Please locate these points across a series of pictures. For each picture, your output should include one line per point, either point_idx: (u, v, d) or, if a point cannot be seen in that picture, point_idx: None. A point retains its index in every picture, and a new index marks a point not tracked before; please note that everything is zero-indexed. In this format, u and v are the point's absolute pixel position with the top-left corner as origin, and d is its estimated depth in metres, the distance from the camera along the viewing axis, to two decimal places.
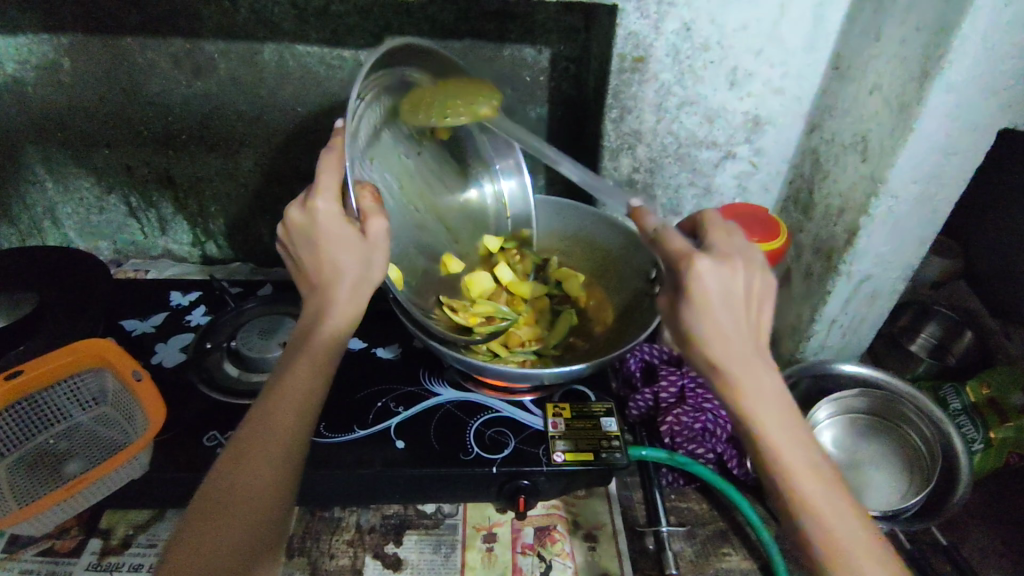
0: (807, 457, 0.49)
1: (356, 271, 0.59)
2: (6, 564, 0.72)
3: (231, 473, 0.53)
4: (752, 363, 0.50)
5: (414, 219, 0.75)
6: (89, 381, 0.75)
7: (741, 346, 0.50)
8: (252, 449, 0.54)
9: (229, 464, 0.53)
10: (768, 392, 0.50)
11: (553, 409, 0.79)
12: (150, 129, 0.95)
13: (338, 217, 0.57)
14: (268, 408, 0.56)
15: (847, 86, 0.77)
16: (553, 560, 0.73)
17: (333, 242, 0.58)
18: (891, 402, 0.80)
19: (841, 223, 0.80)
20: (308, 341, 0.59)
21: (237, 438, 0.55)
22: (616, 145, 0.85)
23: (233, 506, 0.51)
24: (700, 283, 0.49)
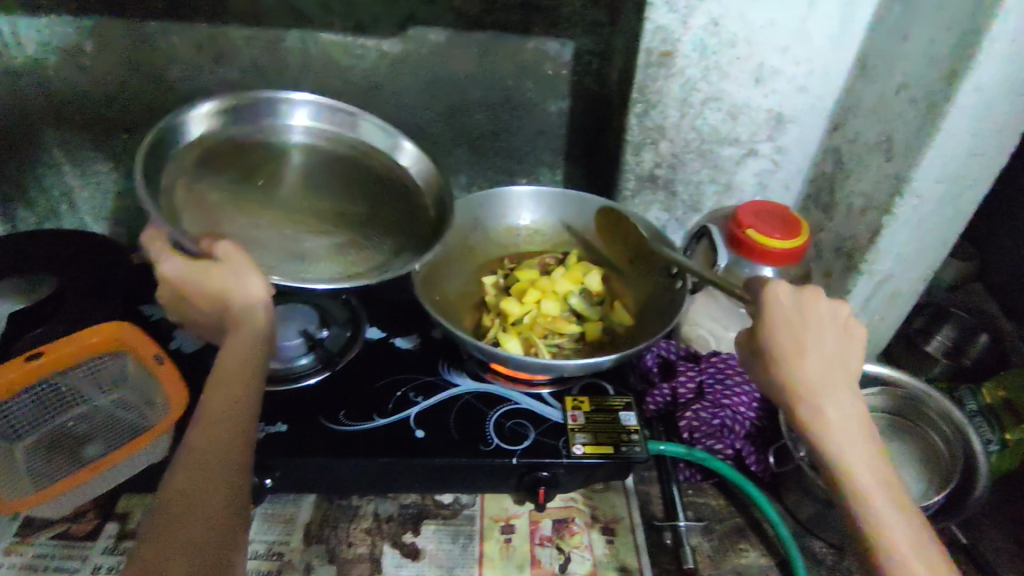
0: (883, 479, 0.52)
1: (256, 307, 0.60)
2: (20, 547, 0.71)
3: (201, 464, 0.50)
4: (829, 387, 0.55)
5: (358, 235, 0.75)
6: (109, 366, 0.74)
7: (820, 359, 0.57)
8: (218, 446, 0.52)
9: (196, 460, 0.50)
10: (845, 403, 0.55)
11: (572, 403, 0.79)
12: (170, 114, 0.95)
13: (180, 264, 0.60)
14: (211, 403, 0.55)
15: (873, 85, 0.77)
16: (572, 552, 0.73)
17: (220, 282, 0.60)
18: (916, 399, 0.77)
19: (863, 222, 0.80)
20: (224, 365, 0.58)
21: (200, 434, 0.52)
22: (639, 140, 0.84)
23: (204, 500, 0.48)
24: (775, 299, 0.59)
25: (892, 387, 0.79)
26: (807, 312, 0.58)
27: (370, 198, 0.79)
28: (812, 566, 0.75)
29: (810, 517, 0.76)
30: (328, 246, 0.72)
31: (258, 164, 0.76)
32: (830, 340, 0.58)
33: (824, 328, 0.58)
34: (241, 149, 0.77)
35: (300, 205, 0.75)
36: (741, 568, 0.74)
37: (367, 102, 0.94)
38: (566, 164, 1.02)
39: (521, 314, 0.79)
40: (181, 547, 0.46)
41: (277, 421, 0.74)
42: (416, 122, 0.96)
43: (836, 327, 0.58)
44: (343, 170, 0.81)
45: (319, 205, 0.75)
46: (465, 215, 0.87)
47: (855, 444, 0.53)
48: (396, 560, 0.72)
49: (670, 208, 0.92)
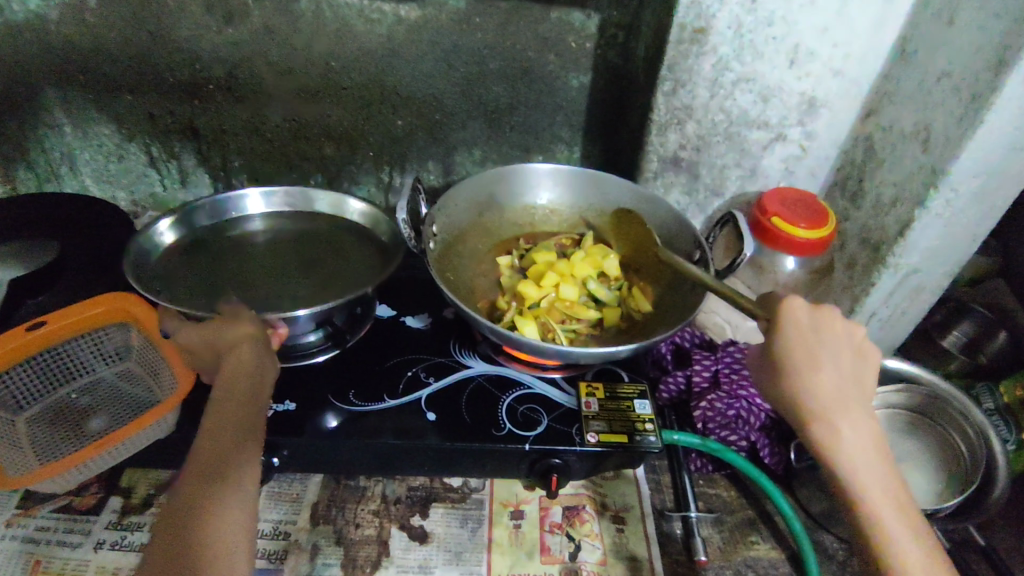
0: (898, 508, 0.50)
1: (247, 344, 0.62)
2: (21, 520, 0.70)
3: (205, 489, 0.52)
4: (844, 410, 0.54)
5: (349, 277, 0.78)
6: (113, 336, 0.72)
7: (837, 381, 0.55)
8: (220, 465, 0.54)
9: (199, 485, 0.52)
10: (863, 426, 0.53)
11: (586, 389, 0.77)
12: (175, 76, 0.91)
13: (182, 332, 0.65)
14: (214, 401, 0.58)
15: (913, 70, 0.74)
16: (582, 541, 0.72)
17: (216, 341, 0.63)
18: (939, 398, 0.75)
19: (893, 213, 0.77)
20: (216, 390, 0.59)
21: (196, 462, 0.54)
22: (666, 119, 0.81)
23: (216, 516, 0.51)
24: (794, 314, 0.57)
25: (915, 385, 0.77)
26: (823, 330, 0.56)
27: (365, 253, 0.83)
28: (823, 561, 0.74)
29: (822, 512, 0.75)
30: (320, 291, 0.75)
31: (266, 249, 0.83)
32: (846, 360, 0.56)
33: (839, 345, 0.56)
34: (245, 240, 0.83)
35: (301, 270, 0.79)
36: (751, 561, 0.73)
37: (381, 69, 0.90)
38: (585, 141, 0.98)
39: (538, 297, 0.77)
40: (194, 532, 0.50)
41: (285, 399, 0.72)
42: (432, 92, 0.93)
43: (851, 345, 0.56)
44: (341, 238, 0.85)
45: (317, 266, 0.80)
46: (481, 191, 0.84)
47: (873, 472, 0.51)
48: (404, 542, 0.71)
49: (692, 191, 0.89)
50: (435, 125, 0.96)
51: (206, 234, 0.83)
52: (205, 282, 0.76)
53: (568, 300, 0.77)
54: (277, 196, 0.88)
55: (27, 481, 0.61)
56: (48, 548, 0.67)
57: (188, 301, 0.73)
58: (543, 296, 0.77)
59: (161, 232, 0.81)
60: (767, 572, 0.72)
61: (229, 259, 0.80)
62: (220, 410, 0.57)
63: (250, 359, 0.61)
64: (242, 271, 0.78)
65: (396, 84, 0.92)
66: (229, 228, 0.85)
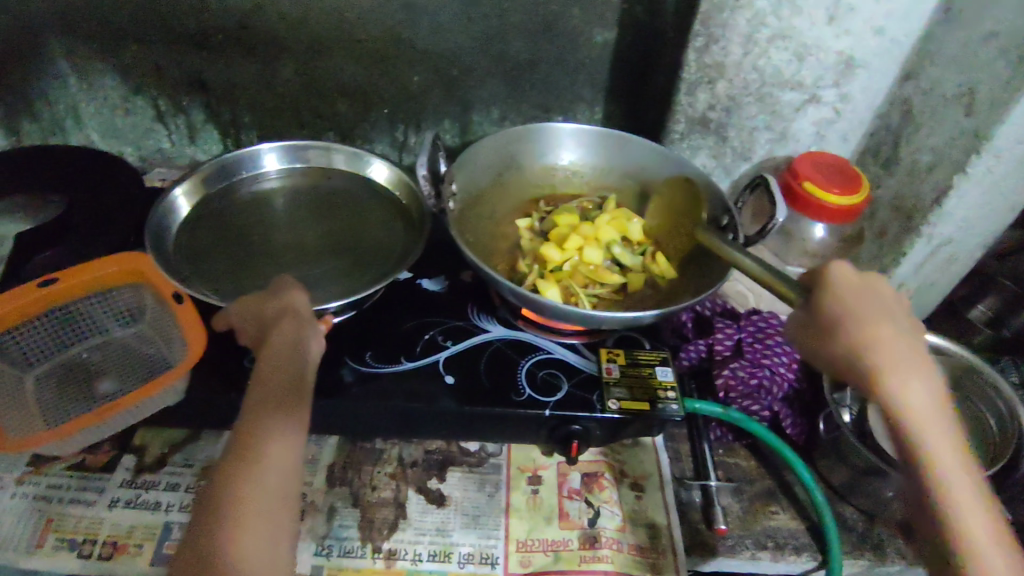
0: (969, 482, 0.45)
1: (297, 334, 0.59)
2: (32, 478, 0.69)
3: (234, 488, 0.51)
4: (909, 371, 0.48)
5: (374, 253, 0.77)
6: (125, 295, 0.70)
7: (897, 343, 0.49)
8: (251, 463, 0.52)
9: (229, 483, 0.51)
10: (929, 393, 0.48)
11: (607, 355, 0.76)
12: (183, 25, 0.87)
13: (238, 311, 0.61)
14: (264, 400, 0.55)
15: (958, 30, 0.71)
16: (601, 507, 0.71)
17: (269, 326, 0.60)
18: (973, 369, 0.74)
19: (929, 181, 0.74)
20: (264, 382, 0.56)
21: (231, 456, 0.52)
22: (695, 77, 0.78)
23: (242, 518, 0.50)
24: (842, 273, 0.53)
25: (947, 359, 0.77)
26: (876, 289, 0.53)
27: (386, 220, 0.81)
28: (843, 532, 0.74)
29: (843, 483, 0.74)
30: (346, 270, 0.75)
31: (282, 212, 0.80)
32: (903, 323, 0.51)
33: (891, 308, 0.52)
34: (263, 204, 0.80)
35: (322, 239, 0.78)
36: (771, 531, 0.73)
37: (398, 21, 0.86)
38: (607, 102, 0.95)
39: (560, 262, 0.74)
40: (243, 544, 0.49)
41: None
42: (450, 47, 0.89)
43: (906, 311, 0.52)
44: (358, 198, 0.83)
45: (339, 236, 0.78)
46: (501, 151, 0.82)
47: (941, 441, 0.46)
48: (422, 505, 0.70)
49: (719, 154, 0.86)
50: (452, 82, 0.93)
51: (218, 194, 0.80)
52: (229, 257, 0.74)
53: (592, 264, 0.75)
54: (291, 151, 0.84)
55: (30, 444, 0.59)
56: (61, 506, 0.67)
57: (217, 283, 0.71)
58: (565, 259, 0.75)
59: (177, 203, 0.77)
60: (786, 541, 0.72)
61: (251, 231, 0.77)
62: (258, 403, 0.55)
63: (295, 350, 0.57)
64: (266, 244, 0.76)
65: (413, 38, 0.88)
66: (246, 190, 0.82)
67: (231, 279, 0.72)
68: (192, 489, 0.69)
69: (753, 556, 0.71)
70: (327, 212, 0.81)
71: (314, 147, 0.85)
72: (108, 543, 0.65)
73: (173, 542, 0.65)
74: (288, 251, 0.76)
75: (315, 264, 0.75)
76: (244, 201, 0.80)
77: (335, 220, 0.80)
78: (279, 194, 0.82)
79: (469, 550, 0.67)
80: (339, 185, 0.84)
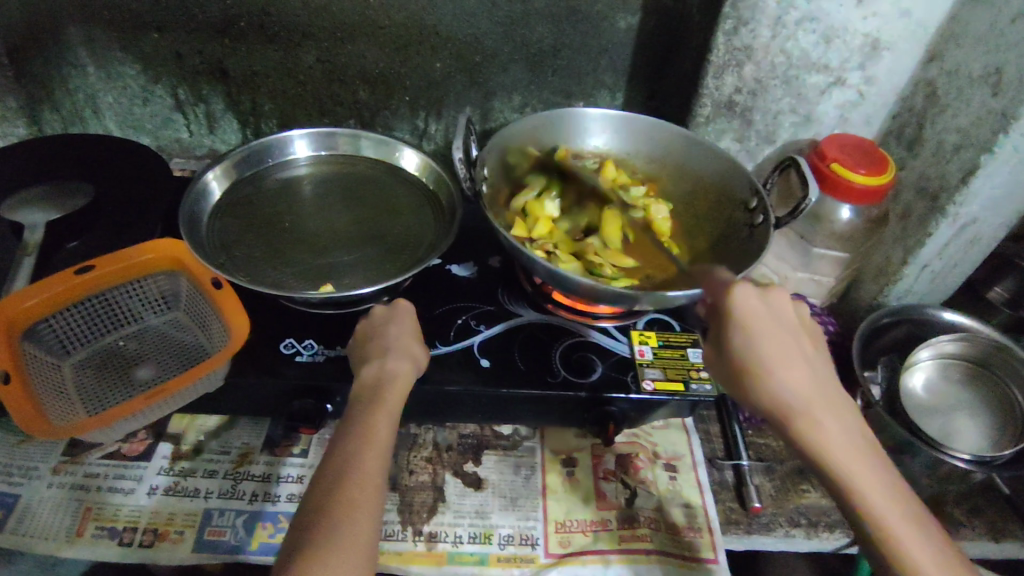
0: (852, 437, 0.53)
1: (400, 366, 0.64)
2: (69, 467, 0.68)
3: (326, 508, 0.54)
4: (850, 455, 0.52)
5: (406, 239, 0.77)
6: (161, 283, 0.70)
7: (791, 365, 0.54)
8: (344, 487, 0.55)
9: (323, 511, 0.54)
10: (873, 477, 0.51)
11: (639, 337, 0.76)
12: (205, 12, 0.86)
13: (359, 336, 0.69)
14: (365, 418, 0.59)
15: (983, 12, 0.72)
16: (637, 487, 0.72)
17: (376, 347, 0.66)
18: (1004, 348, 0.76)
19: (955, 161, 0.75)
20: (369, 399, 0.61)
21: (321, 486, 0.56)
22: (723, 61, 0.79)
23: (334, 535, 0.52)
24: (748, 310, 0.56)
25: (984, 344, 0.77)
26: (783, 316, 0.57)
27: (416, 207, 0.81)
28: None
29: None
30: (379, 257, 0.75)
31: (311, 199, 0.80)
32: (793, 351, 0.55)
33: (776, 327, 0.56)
34: (293, 192, 0.80)
35: (353, 226, 0.78)
36: (804, 508, 0.73)
37: (421, 7, 0.86)
38: (628, 87, 0.95)
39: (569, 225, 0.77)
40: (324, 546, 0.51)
41: (337, 344, 0.71)
42: (472, 33, 0.89)
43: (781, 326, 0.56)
44: (385, 186, 0.83)
45: (369, 224, 0.78)
46: (528, 136, 0.82)
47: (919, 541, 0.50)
48: (459, 488, 0.71)
49: (743, 138, 0.87)
50: (474, 68, 0.93)
51: (248, 182, 0.80)
52: (261, 243, 0.74)
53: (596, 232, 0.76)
54: (321, 139, 0.84)
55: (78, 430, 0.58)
56: (99, 495, 0.67)
57: (251, 271, 0.70)
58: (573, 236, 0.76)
59: (209, 189, 0.77)
60: (819, 518, 0.73)
61: (281, 219, 0.77)
62: (347, 434, 0.59)
63: (404, 379, 0.63)
64: (299, 230, 0.76)
65: (435, 24, 0.87)
66: (274, 177, 0.81)
67: (265, 266, 0.71)
68: (230, 475, 0.69)
69: (787, 534, 0.71)
70: (356, 199, 0.81)
71: (345, 136, 0.85)
72: (149, 530, 0.65)
73: (214, 527, 0.65)
74: (320, 239, 0.76)
75: (347, 251, 0.75)
76: (274, 188, 0.80)
77: (365, 207, 0.80)
78: (308, 181, 0.82)
79: (509, 531, 0.68)
80: (366, 173, 0.84)
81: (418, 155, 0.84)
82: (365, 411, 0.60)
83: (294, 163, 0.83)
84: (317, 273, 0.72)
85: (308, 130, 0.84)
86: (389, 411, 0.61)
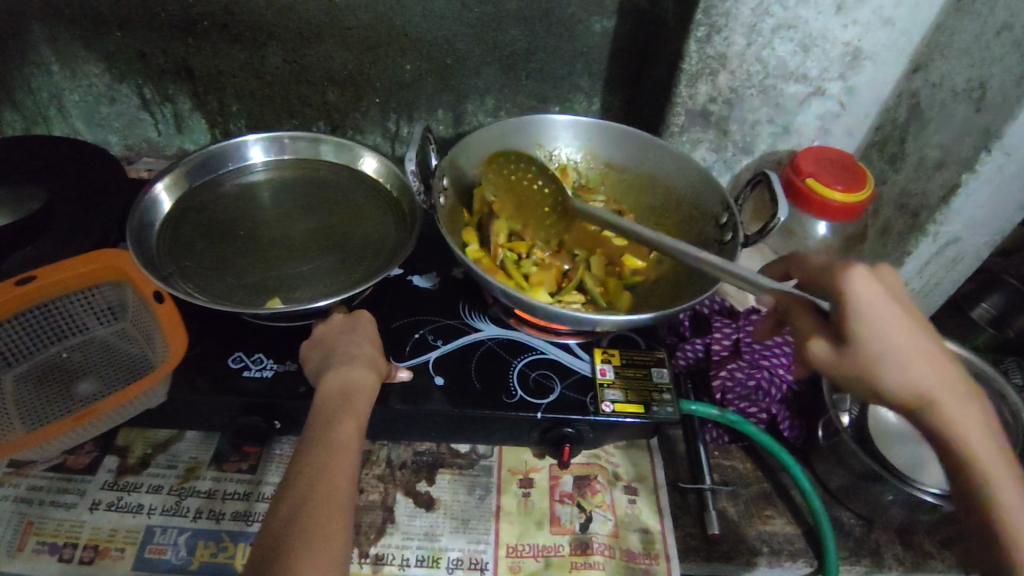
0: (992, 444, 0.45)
1: (365, 373, 0.63)
2: (13, 479, 0.67)
3: (298, 524, 0.51)
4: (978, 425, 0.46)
5: (362, 248, 0.74)
6: (107, 294, 0.68)
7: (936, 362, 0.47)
8: (316, 501, 0.53)
9: (288, 523, 0.51)
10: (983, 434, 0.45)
11: (602, 355, 0.73)
12: (167, 11, 0.84)
13: (314, 346, 0.67)
14: (334, 426, 0.58)
15: (969, 22, 0.68)
16: (593, 511, 0.70)
17: (338, 356, 0.64)
18: (978, 374, 0.73)
19: (936, 178, 0.72)
20: (338, 406, 0.60)
21: (287, 505, 0.53)
22: (696, 69, 0.75)
23: (313, 549, 0.50)
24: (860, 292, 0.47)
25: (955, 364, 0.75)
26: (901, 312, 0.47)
27: (375, 215, 0.78)
28: (840, 538, 0.72)
29: (841, 487, 0.73)
30: (333, 268, 0.72)
31: (269, 206, 0.78)
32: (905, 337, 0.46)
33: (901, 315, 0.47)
34: (251, 199, 0.78)
35: (310, 234, 0.75)
36: (766, 536, 0.71)
37: (389, 8, 0.83)
38: (605, 92, 0.92)
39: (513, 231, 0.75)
40: (307, 554, 0.49)
41: (287, 359, 0.69)
42: (442, 35, 0.86)
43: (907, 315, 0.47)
44: (346, 192, 0.81)
45: (325, 232, 0.76)
46: (495, 142, 0.79)
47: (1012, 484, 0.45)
48: (410, 508, 0.69)
49: (720, 148, 0.84)
50: (444, 71, 0.90)
51: (203, 189, 0.78)
52: (213, 253, 0.72)
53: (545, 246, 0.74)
54: (279, 145, 0.82)
55: (10, 450, 0.57)
56: (41, 509, 0.65)
57: (199, 281, 0.68)
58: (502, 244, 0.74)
59: (159, 198, 0.75)
60: (782, 546, 0.71)
61: (238, 226, 0.75)
62: (312, 443, 0.57)
63: (372, 385, 0.63)
64: (252, 238, 0.74)
65: (404, 26, 0.85)
66: (230, 183, 0.79)
67: (214, 277, 0.69)
68: (176, 491, 0.68)
69: (748, 562, 0.69)
70: (313, 206, 0.78)
71: (304, 140, 0.82)
72: (90, 547, 0.63)
73: (156, 545, 0.64)
74: (273, 248, 0.73)
75: (301, 262, 0.73)
76: (230, 193, 0.78)
77: (323, 215, 0.78)
78: (267, 186, 0.80)
79: (458, 555, 0.66)
80: (328, 179, 0.82)
81: (380, 160, 0.82)
82: (332, 421, 0.58)
83: (252, 170, 0.81)
84: (266, 285, 0.70)
85: (265, 134, 0.81)
86: (358, 415, 0.60)
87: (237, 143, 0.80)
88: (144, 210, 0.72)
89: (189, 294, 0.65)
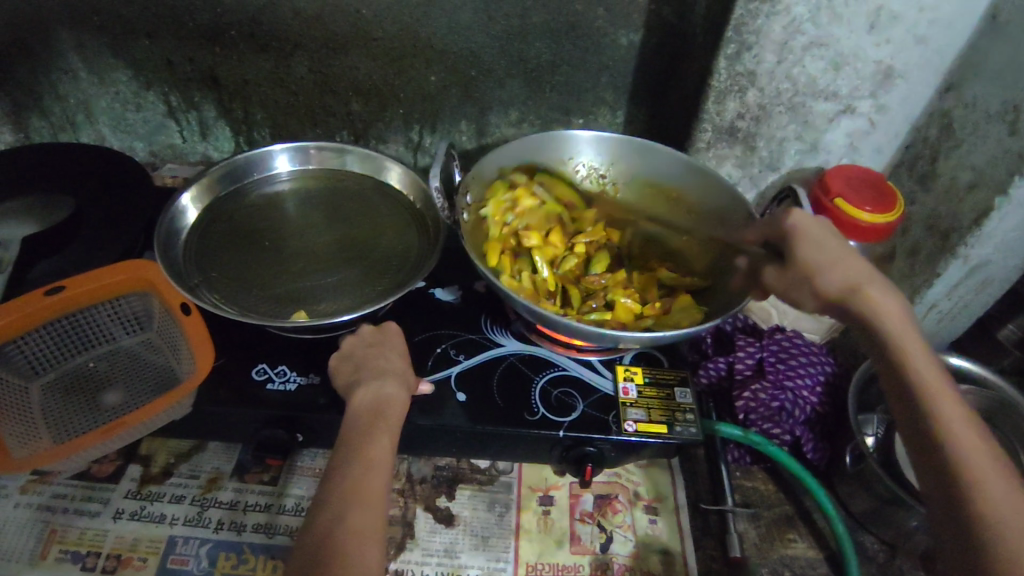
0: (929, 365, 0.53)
1: (393, 386, 0.63)
2: (38, 487, 0.68)
3: (321, 541, 0.51)
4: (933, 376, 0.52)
5: (385, 261, 0.74)
6: (134, 305, 0.69)
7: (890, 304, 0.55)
8: (341, 516, 0.53)
9: (311, 540, 0.52)
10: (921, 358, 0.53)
11: (624, 373, 0.73)
12: (195, 20, 0.84)
13: (341, 357, 0.66)
14: (367, 438, 0.58)
15: (1004, 43, 0.67)
16: (614, 531, 0.69)
17: (369, 368, 0.65)
18: (1010, 405, 0.72)
19: (967, 200, 0.71)
20: (372, 419, 0.60)
21: (310, 521, 0.53)
22: (725, 86, 0.75)
23: (338, 569, 0.49)
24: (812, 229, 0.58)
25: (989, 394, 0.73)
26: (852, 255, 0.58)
27: (398, 227, 0.78)
28: (863, 564, 0.71)
29: (864, 512, 0.72)
30: (357, 280, 0.72)
31: (293, 216, 0.78)
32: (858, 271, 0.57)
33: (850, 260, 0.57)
34: (275, 209, 0.78)
35: (333, 245, 0.75)
36: (788, 560, 0.70)
37: (415, 20, 0.83)
38: (629, 104, 0.92)
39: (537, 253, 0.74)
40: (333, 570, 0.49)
41: (310, 372, 0.69)
42: (467, 47, 0.86)
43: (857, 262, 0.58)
44: (370, 203, 0.81)
45: (349, 244, 0.76)
46: (523, 153, 0.78)
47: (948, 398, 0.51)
48: (429, 524, 0.69)
49: (746, 164, 0.83)
50: (469, 83, 0.90)
51: (228, 199, 0.79)
52: (237, 264, 0.72)
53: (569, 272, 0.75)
54: (305, 155, 0.82)
55: (37, 462, 0.58)
56: (65, 517, 0.66)
57: (224, 292, 0.69)
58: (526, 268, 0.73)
59: (185, 209, 0.75)
60: (803, 571, 0.70)
61: (261, 237, 0.75)
62: (337, 459, 0.57)
63: (403, 398, 0.63)
64: (275, 249, 0.74)
65: (429, 37, 0.85)
66: (256, 193, 0.80)
67: (240, 288, 0.70)
68: (197, 502, 0.68)
69: None
70: (336, 217, 0.79)
71: (329, 150, 0.82)
72: (112, 556, 0.64)
73: (178, 556, 0.64)
74: (297, 260, 0.73)
75: (324, 273, 0.73)
76: (254, 203, 0.79)
77: (347, 225, 0.78)
78: (292, 196, 0.80)
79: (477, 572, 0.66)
80: (352, 190, 0.82)
81: (404, 169, 0.82)
82: (365, 435, 0.58)
83: (276, 179, 0.81)
84: (290, 297, 0.70)
85: (291, 143, 0.81)
86: (389, 429, 0.60)
87: (264, 152, 0.81)
88: (170, 220, 0.73)
89: (215, 305, 0.65)
